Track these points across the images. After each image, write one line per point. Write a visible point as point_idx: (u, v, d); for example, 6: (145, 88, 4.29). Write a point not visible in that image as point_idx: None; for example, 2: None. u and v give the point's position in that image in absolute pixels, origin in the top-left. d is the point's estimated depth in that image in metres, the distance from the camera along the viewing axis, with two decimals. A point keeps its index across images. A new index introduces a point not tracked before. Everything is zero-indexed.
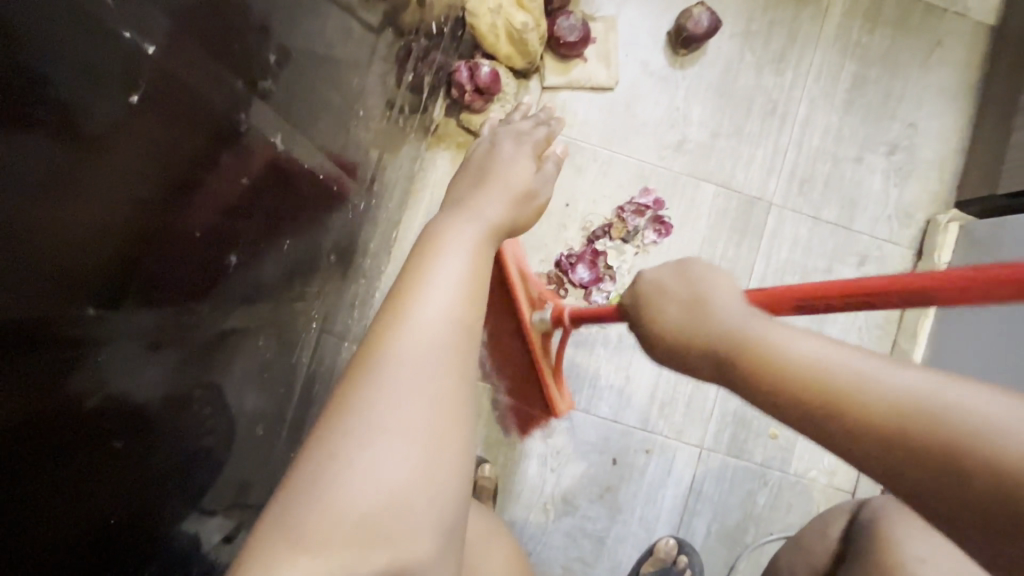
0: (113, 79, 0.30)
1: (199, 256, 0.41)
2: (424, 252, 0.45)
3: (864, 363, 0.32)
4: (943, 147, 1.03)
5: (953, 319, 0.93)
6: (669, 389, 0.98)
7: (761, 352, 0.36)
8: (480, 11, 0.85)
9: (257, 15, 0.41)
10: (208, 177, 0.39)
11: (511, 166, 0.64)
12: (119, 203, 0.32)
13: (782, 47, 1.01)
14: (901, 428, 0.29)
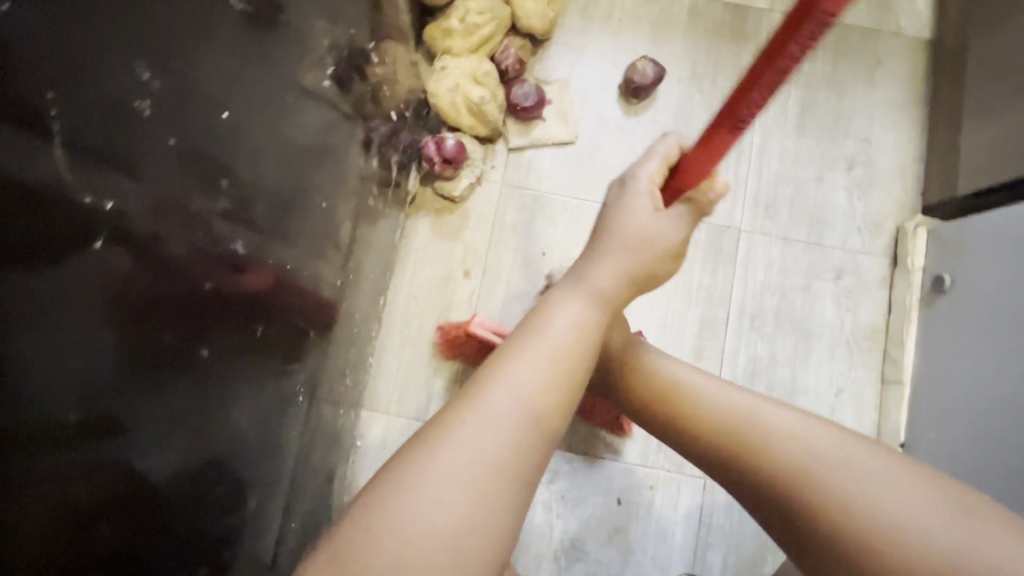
0: (134, 223, 0.32)
1: (213, 364, 0.43)
2: (520, 340, 0.44)
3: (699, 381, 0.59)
4: (901, 157, 1.07)
5: (937, 324, 0.94)
6: None
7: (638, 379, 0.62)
8: (440, 91, 0.94)
9: (253, 132, 0.43)
10: (223, 289, 0.42)
11: (630, 218, 0.52)
12: (190, 329, 0.39)
13: (728, 85, 1.08)
14: (780, 444, 0.52)
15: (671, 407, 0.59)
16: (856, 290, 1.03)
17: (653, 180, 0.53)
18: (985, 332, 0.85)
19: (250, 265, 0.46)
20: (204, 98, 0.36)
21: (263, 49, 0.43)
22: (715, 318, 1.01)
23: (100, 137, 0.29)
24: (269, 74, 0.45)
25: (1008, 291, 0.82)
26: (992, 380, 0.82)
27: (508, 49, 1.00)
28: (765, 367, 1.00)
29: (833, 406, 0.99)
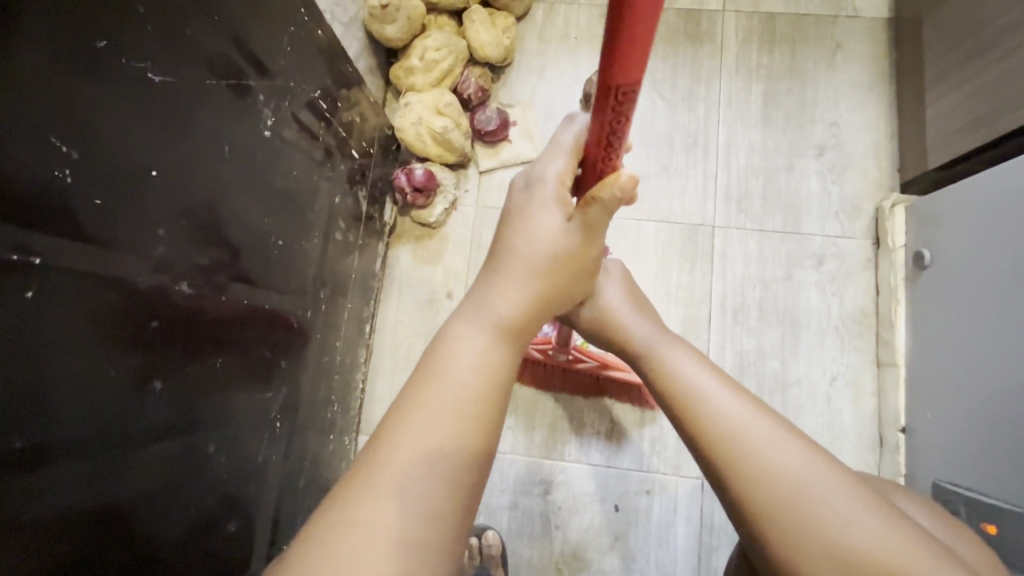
0: (89, 307, 0.38)
1: (182, 411, 0.49)
2: (419, 396, 0.43)
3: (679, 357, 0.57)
4: (872, 136, 1.06)
5: (923, 302, 0.92)
6: (656, 421, 1.00)
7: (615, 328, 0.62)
8: (405, 125, 0.99)
9: (191, 183, 0.47)
10: (186, 343, 0.48)
11: (537, 228, 0.52)
12: (134, 368, 0.43)
13: (689, 86, 1.10)
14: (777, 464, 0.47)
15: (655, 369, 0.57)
16: (840, 276, 1.01)
17: (560, 178, 0.53)
18: (969, 303, 0.82)
19: (200, 305, 0.50)
20: (126, 168, 0.40)
21: (203, 109, 0.48)
22: (696, 315, 1.01)
23: (30, 226, 0.34)
24: (213, 131, 0.49)
25: (984, 259, 0.80)
26: (981, 351, 0.79)
27: (469, 79, 1.06)
28: (753, 361, 0.99)
29: (828, 394, 0.97)
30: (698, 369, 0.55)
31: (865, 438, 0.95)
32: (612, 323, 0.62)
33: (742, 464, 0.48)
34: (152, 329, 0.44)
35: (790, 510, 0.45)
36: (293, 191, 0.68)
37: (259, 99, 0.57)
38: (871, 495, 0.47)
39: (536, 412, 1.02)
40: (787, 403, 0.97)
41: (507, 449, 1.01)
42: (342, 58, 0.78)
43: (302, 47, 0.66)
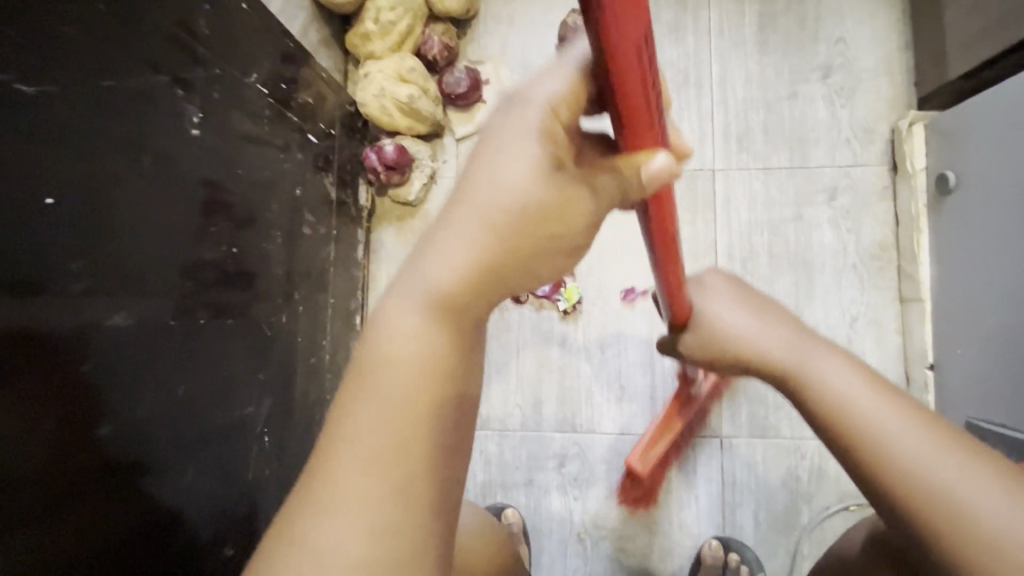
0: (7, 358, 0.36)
1: (153, 434, 0.48)
2: (346, 392, 0.33)
3: (800, 343, 0.53)
4: (883, 50, 0.95)
5: (948, 228, 0.84)
6: (665, 383, 0.96)
7: (729, 346, 0.58)
8: (368, 99, 0.93)
9: (111, 204, 0.43)
10: (140, 366, 0.46)
11: (503, 166, 0.33)
12: (72, 412, 0.41)
13: (674, 17, 0.99)
14: (882, 444, 0.43)
15: (767, 364, 0.54)
16: (855, 209, 0.93)
17: (553, 106, 0.33)
18: (994, 227, 0.75)
19: (151, 327, 0.48)
20: (15, 203, 0.37)
21: (106, 118, 0.43)
22: (702, 268, 0.94)
23: None
24: (121, 144, 0.44)
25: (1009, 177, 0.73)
26: (1009, 279, 0.73)
27: (431, 38, 0.97)
28: None
29: (849, 337, 0.91)
30: (811, 347, 0.52)
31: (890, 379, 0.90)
32: (722, 338, 0.59)
33: (904, 484, 0.42)
34: (88, 368, 0.42)
35: (921, 500, 0.41)
36: (244, 191, 0.62)
37: (179, 96, 0.51)
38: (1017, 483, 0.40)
39: (542, 386, 0.98)
40: None
41: (517, 427, 0.98)
42: (283, 32, 0.70)
43: (224, 24, 0.58)
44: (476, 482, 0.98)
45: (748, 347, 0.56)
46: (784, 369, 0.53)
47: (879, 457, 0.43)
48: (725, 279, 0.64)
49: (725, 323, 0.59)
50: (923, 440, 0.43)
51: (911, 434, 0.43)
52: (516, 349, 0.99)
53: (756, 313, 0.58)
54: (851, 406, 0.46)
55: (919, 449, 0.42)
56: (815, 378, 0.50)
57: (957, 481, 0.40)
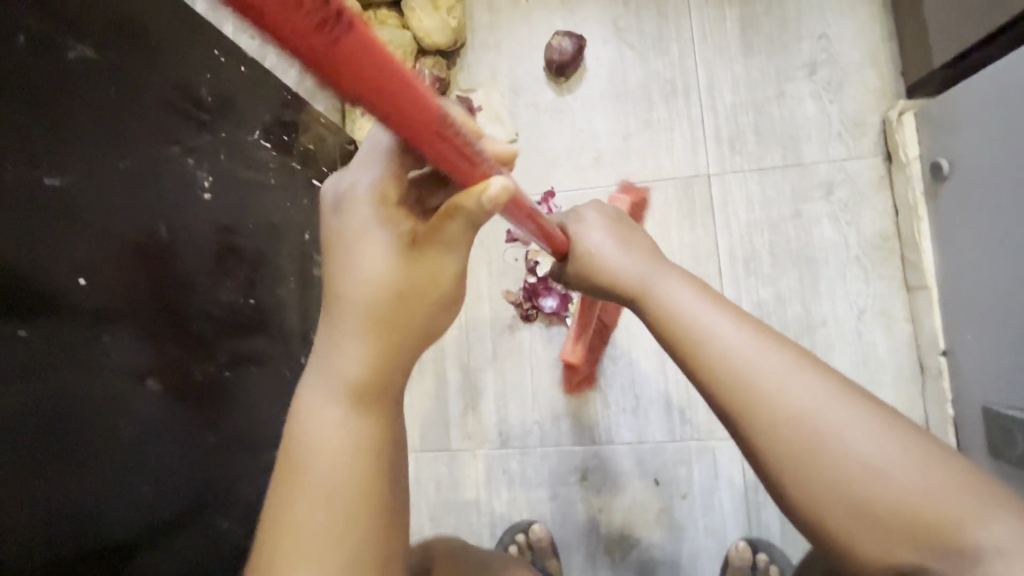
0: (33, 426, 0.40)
1: (186, 482, 0.51)
2: (283, 488, 0.37)
3: (678, 291, 0.47)
4: (867, 42, 0.96)
5: (948, 214, 0.85)
6: (679, 388, 0.97)
7: (596, 266, 0.55)
8: (367, 137, 0.96)
9: (134, 276, 0.47)
10: (172, 420, 0.50)
11: (364, 264, 0.39)
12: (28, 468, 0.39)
13: (657, 29, 1.01)
14: (774, 408, 0.39)
15: (642, 300, 0.49)
16: (852, 202, 0.94)
17: (377, 192, 0.40)
18: (991, 210, 0.76)
19: (179, 383, 0.51)
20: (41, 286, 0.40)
21: (123, 194, 0.47)
22: (706, 272, 0.96)
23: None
24: (126, 212, 0.47)
25: (999, 162, 0.73)
26: (1009, 261, 0.73)
27: (423, 72, 1.00)
28: (773, 309, 0.94)
29: (858, 329, 0.92)
30: (690, 294, 0.47)
31: (905, 368, 0.90)
32: (597, 266, 0.55)
33: (802, 451, 0.37)
34: (48, 422, 0.41)
35: (820, 469, 0.37)
36: (256, 241, 0.65)
37: (190, 163, 0.54)
38: (912, 430, 0.37)
39: (558, 401, 1.00)
40: (815, 345, 0.92)
41: (536, 443, 0.99)
42: (280, 86, 0.73)
43: (217, 82, 0.60)
44: (501, 501, 0.99)
45: (616, 274, 0.53)
46: (657, 314, 0.47)
47: (774, 423, 0.39)
48: (603, 213, 0.60)
49: (595, 248, 0.56)
50: (821, 398, 0.38)
51: (810, 395, 0.39)
52: (529, 367, 1.01)
53: (626, 241, 0.55)
54: (742, 364, 0.41)
55: (815, 405, 0.38)
56: (695, 328, 0.44)
57: (857, 445, 0.37)
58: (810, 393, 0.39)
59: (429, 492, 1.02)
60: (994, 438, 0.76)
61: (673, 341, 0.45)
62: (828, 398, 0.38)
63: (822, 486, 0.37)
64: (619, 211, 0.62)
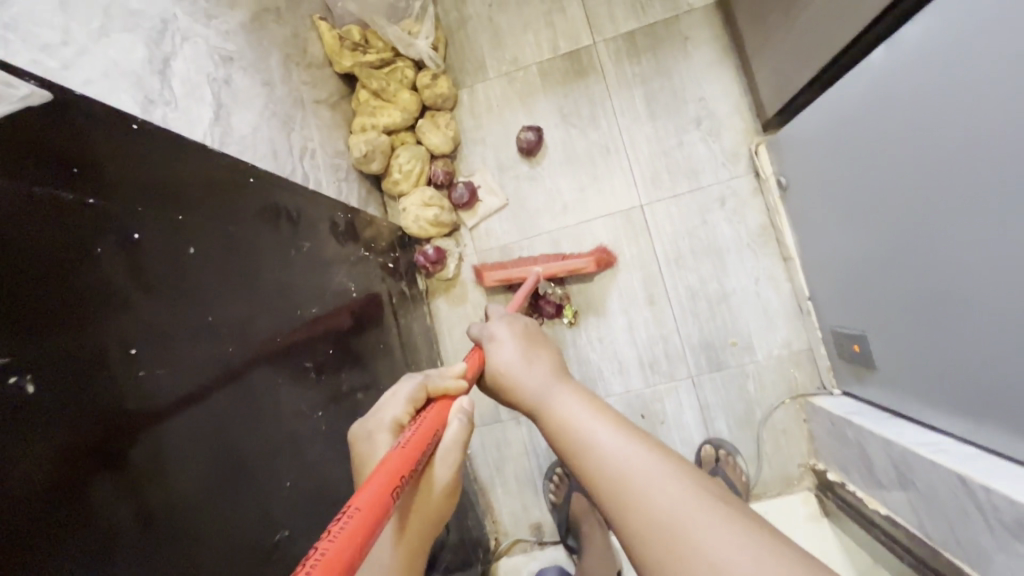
0: (247, 419, 0.70)
1: (340, 415, 0.93)
2: None
3: (578, 413, 0.68)
4: (731, 97, 1.41)
5: (792, 209, 1.29)
6: (648, 351, 1.41)
7: (519, 389, 0.78)
8: (409, 223, 1.43)
9: (278, 313, 0.83)
10: (321, 381, 0.90)
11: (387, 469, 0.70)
12: (232, 462, 0.65)
13: (589, 110, 1.47)
14: (634, 498, 0.55)
15: (551, 427, 0.69)
16: (739, 208, 1.39)
17: (397, 421, 0.72)
18: (833, 177, 1.08)
19: (320, 364, 0.91)
20: (234, 340, 0.71)
21: (257, 272, 0.81)
22: (650, 271, 1.42)
23: (200, 419, 0.62)
24: (252, 284, 0.79)
25: (835, 141, 1.04)
26: (848, 212, 1.06)
27: (436, 170, 1.46)
28: (699, 288, 1.39)
29: (756, 292, 1.37)
30: (589, 416, 0.67)
31: (790, 311, 1.35)
32: (512, 385, 0.79)
33: (652, 527, 0.52)
34: (227, 440, 0.65)
35: (668, 543, 0.51)
36: (360, 308, 1.13)
37: (288, 240, 0.94)
38: (735, 514, 0.51)
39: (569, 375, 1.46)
40: (729, 307, 1.38)
41: None
42: (333, 202, 1.18)
43: (258, 235, 0.85)
44: (542, 448, 1.46)
45: (535, 401, 0.74)
46: (562, 433, 0.67)
47: (636, 507, 0.55)
48: (519, 332, 0.88)
49: (521, 378, 0.78)
50: (667, 485, 0.55)
51: (661, 484, 0.55)
52: None
53: (539, 372, 0.78)
54: (613, 465, 0.59)
55: (663, 494, 0.54)
56: (585, 443, 0.63)
57: (691, 523, 0.51)
58: (674, 497, 0.54)
59: (493, 452, 1.49)
60: (843, 346, 1.19)
61: (574, 454, 0.64)
62: (692, 504, 0.53)
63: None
64: (529, 328, 0.90)
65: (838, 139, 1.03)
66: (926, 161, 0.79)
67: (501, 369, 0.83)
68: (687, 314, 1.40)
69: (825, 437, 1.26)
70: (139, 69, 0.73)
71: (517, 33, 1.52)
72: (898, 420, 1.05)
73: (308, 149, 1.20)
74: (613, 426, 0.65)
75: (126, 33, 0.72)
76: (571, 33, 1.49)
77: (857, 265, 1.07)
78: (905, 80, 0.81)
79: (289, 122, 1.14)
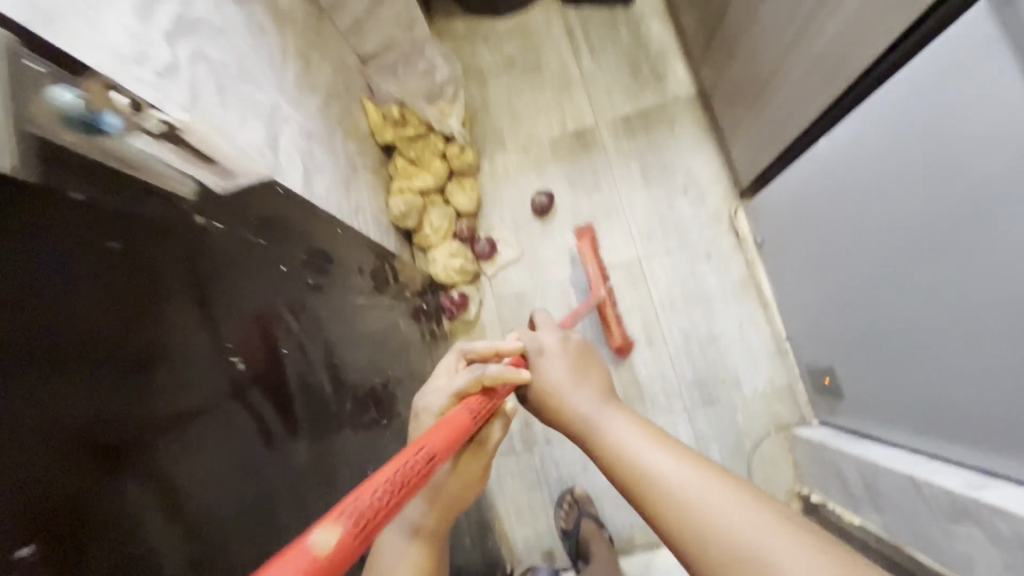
0: (291, 443, 0.72)
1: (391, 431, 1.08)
2: None
3: (637, 443, 0.69)
4: (712, 170, 1.68)
5: (768, 263, 1.52)
6: (647, 387, 1.58)
7: (568, 408, 0.79)
8: (437, 270, 1.64)
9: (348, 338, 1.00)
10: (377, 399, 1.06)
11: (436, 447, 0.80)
12: (269, 488, 0.65)
13: (593, 178, 1.72)
14: (712, 530, 0.58)
15: (610, 456, 0.70)
16: (723, 261, 1.62)
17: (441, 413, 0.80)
18: (812, 232, 1.22)
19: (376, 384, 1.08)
20: (289, 365, 0.77)
21: (317, 307, 0.93)
22: (648, 315, 1.62)
23: (240, 437, 0.62)
24: (305, 317, 0.87)
25: (809, 202, 1.21)
26: (827, 263, 1.19)
27: (461, 226, 1.69)
28: (691, 330, 1.59)
29: (741, 334, 1.57)
30: (652, 448, 0.68)
31: (771, 351, 1.55)
32: (558, 401, 0.81)
33: (734, 558, 0.56)
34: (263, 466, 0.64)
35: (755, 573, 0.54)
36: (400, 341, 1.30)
37: (352, 280, 1.13)
38: (813, 539, 0.55)
39: None
40: (718, 348, 1.57)
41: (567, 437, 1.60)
42: (379, 251, 1.38)
43: (314, 285, 0.94)
44: (553, 477, 1.59)
45: (591, 430, 0.75)
46: (622, 463, 0.68)
47: (715, 539, 0.57)
48: (566, 346, 0.89)
49: (569, 399, 0.80)
50: (745, 516, 0.58)
51: (739, 516, 0.58)
52: None
53: (588, 397, 0.79)
54: (685, 497, 0.61)
55: (742, 524, 0.57)
56: (649, 475, 0.65)
57: (775, 552, 0.54)
58: (749, 527, 0.57)
59: (507, 482, 1.61)
60: (817, 379, 1.38)
61: (637, 485, 0.65)
62: (770, 533, 0.56)
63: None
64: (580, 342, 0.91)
65: (809, 200, 1.21)
66: (889, 211, 0.92)
67: (545, 385, 0.84)
68: (681, 353, 1.59)
69: (807, 463, 1.41)
70: (261, 145, 0.94)
71: (531, 113, 1.81)
72: (865, 441, 1.23)
73: (359, 206, 1.42)
74: (675, 456, 0.67)
75: (254, 119, 0.94)
76: (577, 115, 1.78)
77: (821, 308, 1.28)
78: (887, 135, 0.90)
79: (347, 184, 1.37)
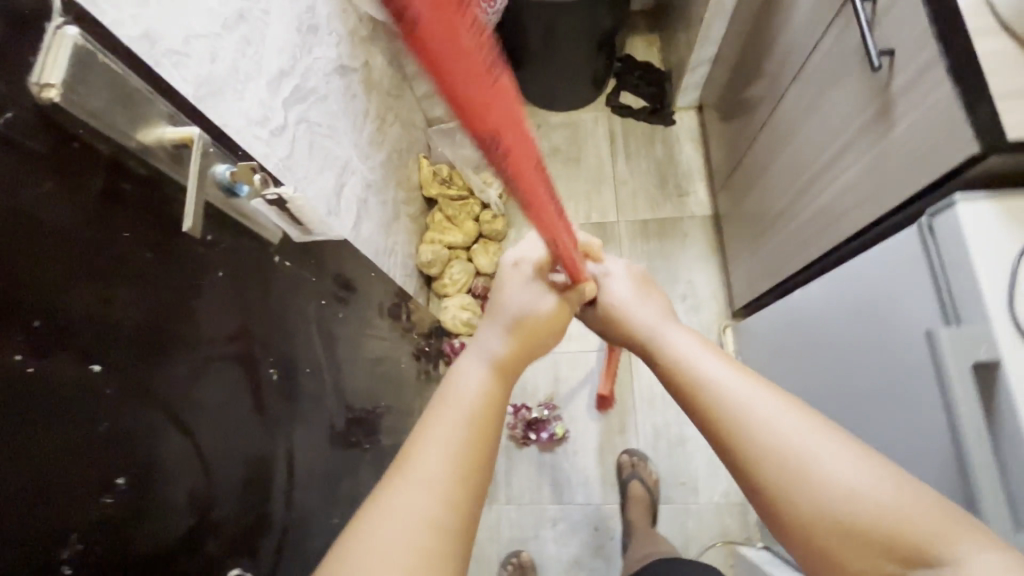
0: (287, 462, 0.80)
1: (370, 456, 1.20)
2: (431, 420, 0.56)
3: (691, 346, 0.68)
4: (712, 286, 1.84)
5: None
6: (611, 471, 1.68)
7: (624, 320, 0.81)
8: (447, 318, 1.80)
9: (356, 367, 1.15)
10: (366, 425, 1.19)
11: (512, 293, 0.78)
12: (253, 498, 0.71)
13: None
14: (755, 434, 0.54)
15: (659, 361, 0.70)
16: None
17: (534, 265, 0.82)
18: (785, 367, 1.33)
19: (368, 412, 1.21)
20: (306, 388, 0.87)
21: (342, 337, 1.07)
22: (626, 405, 1.74)
23: (245, 444, 0.69)
24: (330, 347, 0.99)
25: (787, 340, 1.32)
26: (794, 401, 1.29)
27: (477, 283, 1.86)
28: (663, 428, 1.70)
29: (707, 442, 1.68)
30: (698, 347, 0.68)
31: None
32: (615, 314, 0.83)
33: (785, 464, 0.52)
34: (253, 476, 0.71)
35: (804, 475, 0.50)
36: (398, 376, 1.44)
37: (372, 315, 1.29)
38: (870, 450, 0.51)
39: (542, 476, 1.71)
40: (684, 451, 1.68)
41: (526, 501, 1.69)
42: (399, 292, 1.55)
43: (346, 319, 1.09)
44: (504, 537, 1.66)
45: (646, 341, 0.76)
46: (667, 368, 0.68)
47: (766, 446, 0.53)
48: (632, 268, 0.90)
49: (629, 310, 0.81)
50: (800, 423, 0.54)
51: (796, 418, 0.54)
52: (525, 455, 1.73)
53: (646, 308, 0.81)
54: (729, 399, 0.58)
55: (797, 432, 0.53)
56: (696, 376, 0.63)
57: (831, 467, 0.50)
58: (798, 431, 0.53)
59: None
60: None
61: (684, 392, 0.63)
62: (827, 440, 0.52)
63: (805, 494, 0.50)
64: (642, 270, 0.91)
65: (787, 336, 1.32)
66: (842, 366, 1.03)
67: (603, 298, 0.86)
68: (649, 448, 1.69)
69: None
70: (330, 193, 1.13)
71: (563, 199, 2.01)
72: None
73: (393, 249, 1.60)
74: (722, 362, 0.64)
75: (329, 169, 1.14)
76: (602, 210, 1.98)
77: None
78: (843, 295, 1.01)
79: (388, 229, 1.56)
